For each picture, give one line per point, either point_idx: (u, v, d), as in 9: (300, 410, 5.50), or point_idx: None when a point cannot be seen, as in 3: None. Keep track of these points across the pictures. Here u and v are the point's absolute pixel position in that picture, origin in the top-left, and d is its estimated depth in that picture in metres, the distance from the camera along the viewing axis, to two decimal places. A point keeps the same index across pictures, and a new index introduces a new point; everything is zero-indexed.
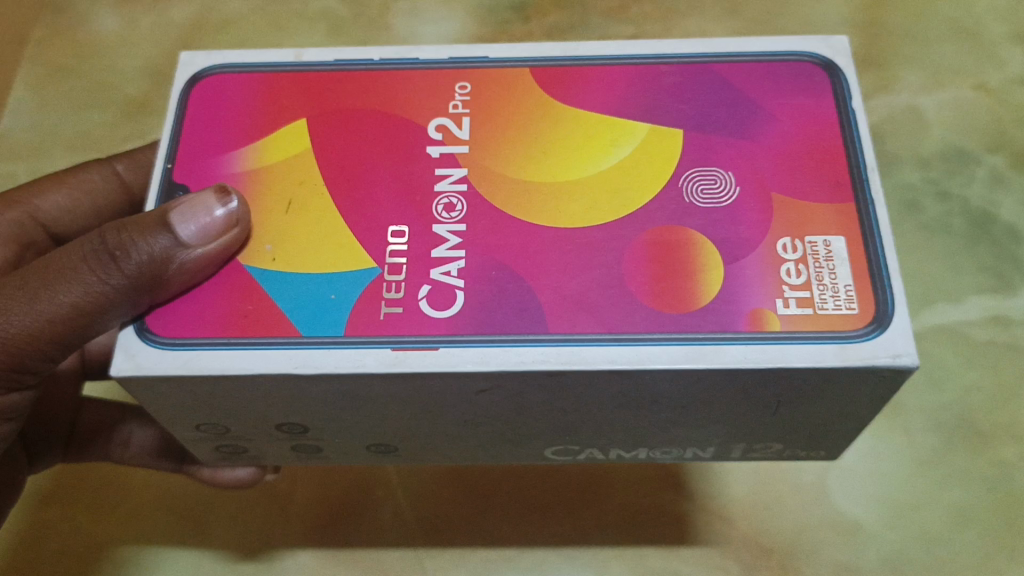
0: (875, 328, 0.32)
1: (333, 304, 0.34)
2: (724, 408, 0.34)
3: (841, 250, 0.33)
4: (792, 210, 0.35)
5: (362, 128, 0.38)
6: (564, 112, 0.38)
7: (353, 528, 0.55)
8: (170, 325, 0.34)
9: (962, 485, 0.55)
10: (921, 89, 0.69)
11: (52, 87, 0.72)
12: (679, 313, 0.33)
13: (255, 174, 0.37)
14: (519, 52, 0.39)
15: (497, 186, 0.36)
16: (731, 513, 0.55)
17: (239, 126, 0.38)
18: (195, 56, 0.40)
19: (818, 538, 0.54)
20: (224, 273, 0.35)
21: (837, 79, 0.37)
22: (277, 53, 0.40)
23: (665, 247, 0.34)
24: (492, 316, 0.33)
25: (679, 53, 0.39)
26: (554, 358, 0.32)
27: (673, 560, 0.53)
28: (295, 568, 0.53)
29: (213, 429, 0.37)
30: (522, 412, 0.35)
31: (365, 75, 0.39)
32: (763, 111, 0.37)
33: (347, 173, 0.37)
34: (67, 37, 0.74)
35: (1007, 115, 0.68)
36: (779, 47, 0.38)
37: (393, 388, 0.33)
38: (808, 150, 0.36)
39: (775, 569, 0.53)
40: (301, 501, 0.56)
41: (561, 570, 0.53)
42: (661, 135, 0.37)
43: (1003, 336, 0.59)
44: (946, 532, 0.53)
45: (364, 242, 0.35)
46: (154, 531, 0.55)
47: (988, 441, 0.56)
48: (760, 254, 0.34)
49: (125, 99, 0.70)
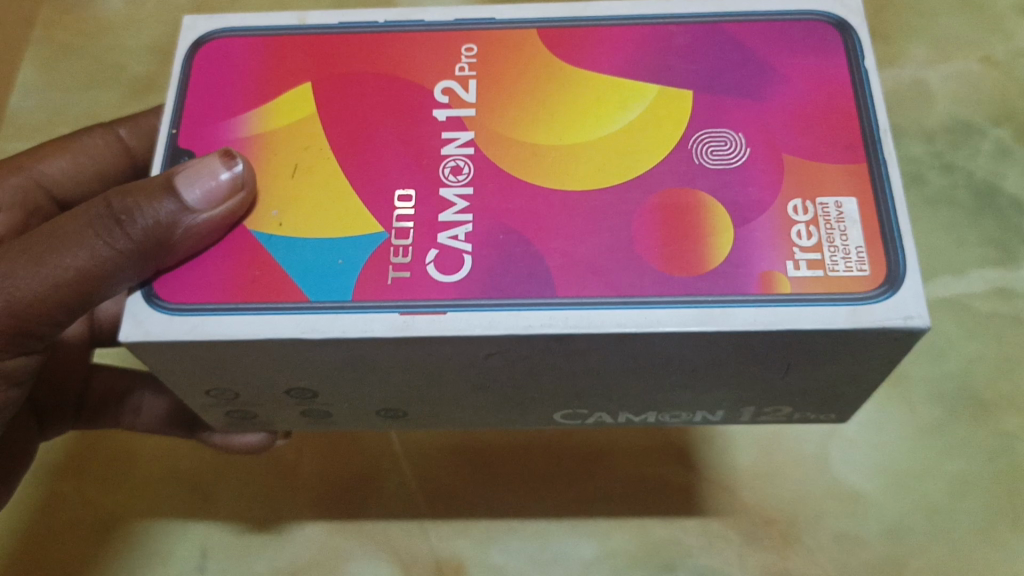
0: (886, 289, 0.32)
1: (340, 267, 0.34)
2: (734, 371, 0.34)
3: (852, 212, 0.33)
4: (803, 171, 0.34)
5: (370, 92, 0.37)
6: (572, 74, 0.38)
7: (359, 499, 0.56)
8: (178, 291, 0.34)
9: (964, 456, 0.57)
10: (926, 62, 0.72)
11: (58, 65, 0.71)
12: (690, 273, 0.33)
13: (260, 141, 0.37)
14: (526, 14, 0.39)
15: (506, 150, 0.36)
16: (732, 483, 0.57)
17: (243, 91, 0.38)
18: (198, 20, 0.40)
19: (819, 508, 0.56)
20: (231, 240, 0.35)
21: (849, 38, 0.37)
22: (281, 16, 0.39)
23: (676, 209, 0.34)
24: (502, 280, 0.33)
25: (689, 12, 0.38)
26: (564, 321, 0.32)
27: (676, 530, 0.55)
28: (303, 540, 0.55)
29: (223, 394, 0.37)
30: (534, 378, 0.35)
31: (372, 37, 0.39)
32: (774, 69, 0.37)
33: (355, 137, 0.36)
34: (73, 14, 0.74)
35: (1013, 87, 0.70)
36: (790, 6, 0.38)
37: (404, 353, 0.33)
38: (821, 111, 0.36)
39: (776, 538, 0.55)
40: (307, 473, 0.57)
41: (563, 538, 0.55)
42: (670, 97, 0.36)
43: (1007, 307, 0.62)
44: (949, 502, 0.55)
45: (371, 207, 0.35)
46: (163, 502, 0.57)
47: (991, 411, 0.58)
48: (769, 216, 0.34)
49: (131, 78, 0.70)
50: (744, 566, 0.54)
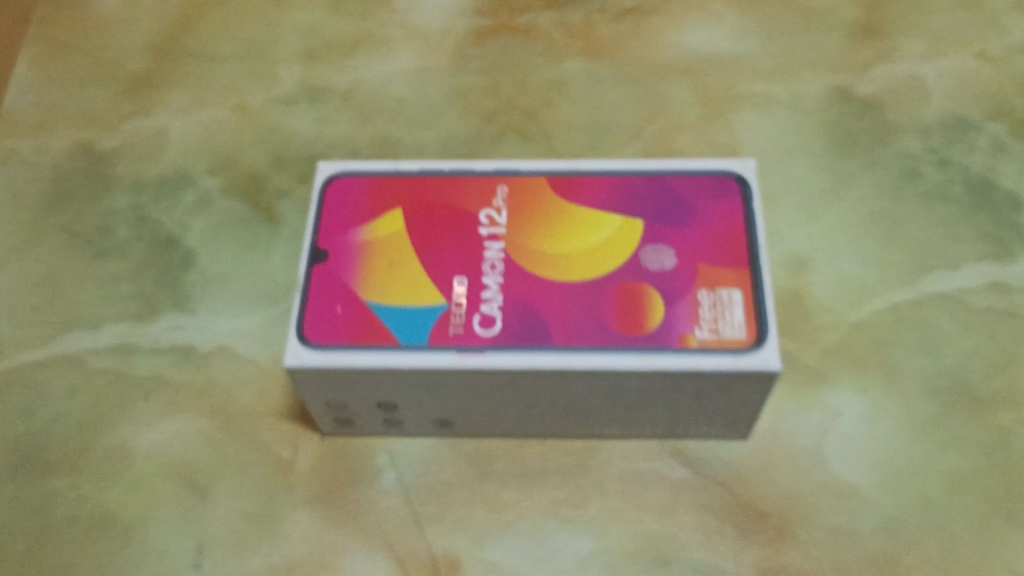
0: (755, 346, 0.50)
1: (421, 325, 0.52)
2: (666, 394, 0.53)
3: (737, 298, 0.52)
4: (708, 274, 0.53)
5: (438, 217, 0.56)
6: (565, 212, 0.56)
7: (354, 495, 0.57)
8: (320, 333, 0.52)
9: (959, 449, 0.57)
10: (922, 58, 0.73)
11: (54, 62, 0.76)
12: (637, 338, 0.51)
13: (366, 266, 0.54)
14: (542, 167, 0.58)
15: (526, 256, 0.54)
16: (727, 478, 0.57)
17: (359, 212, 0.57)
18: (330, 165, 0.58)
19: (814, 503, 0.56)
20: (358, 298, 0.54)
21: (746, 189, 0.56)
22: (382, 162, 0.58)
23: (633, 295, 0.53)
24: (520, 334, 0.52)
25: (641, 170, 0.57)
26: (558, 360, 0.51)
27: (671, 524, 0.56)
28: (299, 533, 0.56)
29: (336, 403, 0.55)
30: (540, 396, 0.54)
31: (441, 181, 0.58)
32: (697, 210, 0.55)
33: (426, 248, 0.55)
34: (70, 14, 0.78)
35: (1008, 83, 0.71)
36: (712, 164, 0.57)
37: (460, 377, 0.52)
38: (725, 232, 0.54)
39: (770, 532, 0.55)
40: (303, 469, 0.58)
41: (559, 534, 0.56)
42: (629, 224, 0.55)
43: (1003, 303, 0.62)
44: (944, 496, 0.56)
45: (438, 286, 0.54)
46: (160, 496, 0.58)
47: (987, 406, 0.58)
48: (687, 301, 0.52)
49: (128, 75, 0.75)
50: (738, 561, 0.55)
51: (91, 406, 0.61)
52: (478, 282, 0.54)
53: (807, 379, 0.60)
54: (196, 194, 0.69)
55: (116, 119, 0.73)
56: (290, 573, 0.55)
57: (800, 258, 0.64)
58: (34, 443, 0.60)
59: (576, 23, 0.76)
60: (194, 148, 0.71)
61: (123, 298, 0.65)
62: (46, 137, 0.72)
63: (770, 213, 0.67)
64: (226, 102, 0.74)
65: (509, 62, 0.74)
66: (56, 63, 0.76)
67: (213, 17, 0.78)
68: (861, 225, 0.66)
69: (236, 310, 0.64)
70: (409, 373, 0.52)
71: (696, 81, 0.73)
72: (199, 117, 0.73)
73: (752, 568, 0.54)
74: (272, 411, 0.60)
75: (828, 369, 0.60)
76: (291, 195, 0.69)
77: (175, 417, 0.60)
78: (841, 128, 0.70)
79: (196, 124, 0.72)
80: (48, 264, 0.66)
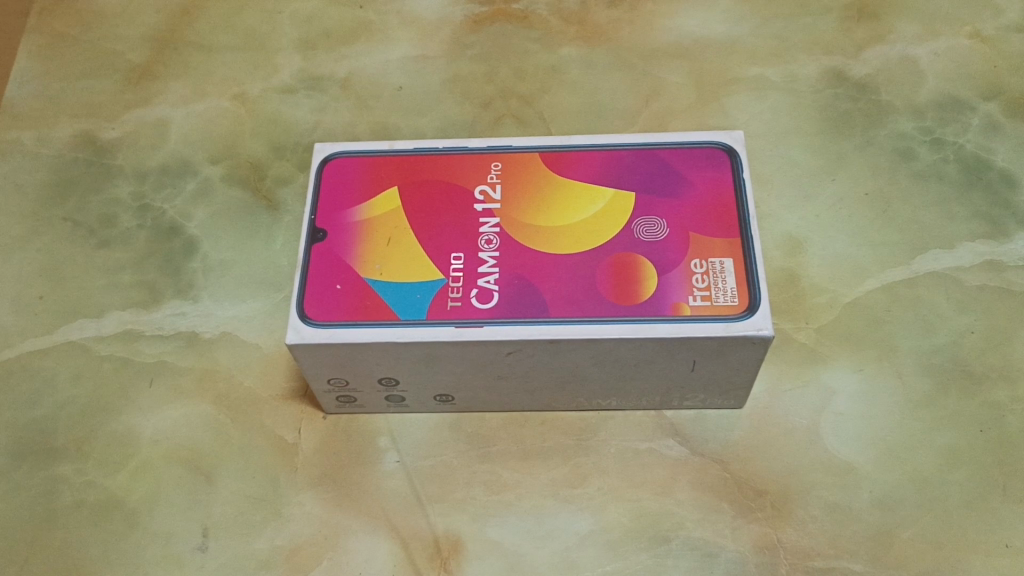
0: (748, 312, 0.51)
1: (419, 300, 0.53)
2: (662, 365, 0.54)
3: (729, 266, 0.53)
4: (700, 244, 0.54)
5: (434, 196, 0.57)
6: (558, 189, 0.57)
7: (357, 475, 0.58)
8: (320, 310, 0.53)
9: (954, 427, 0.58)
10: (915, 39, 0.73)
11: (54, 54, 0.76)
12: (631, 306, 0.52)
13: (365, 244, 0.55)
14: (534, 142, 0.59)
15: (521, 230, 0.55)
16: (725, 456, 0.58)
17: (356, 191, 0.58)
18: (325, 145, 0.59)
19: (809, 479, 0.57)
20: (358, 275, 0.54)
21: (735, 160, 0.57)
22: (376, 142, 0.60)
23: (626, 267, 0.54)
24: (517, 305, 0.53)
25: (632, 143, 0.59)
26: (554, 331, 0.52)
27: (669, 501, 0.57)
28: (302, 514, 0.57)
29: (339, 382, 0.56)
30: (537, 370, 0.55)
31: (435, 160, 0.59)
32: (688, 182, 0.57)
33: (424, 225, 0.56)
34: (69, 5, 0.79)
35: (1002, 62, 0.72)
36: (701, 137, 0.58)
37: (459, 352, 0.53)
38: (715, 204, 0.56)
39: (766, 509, 0.56)
40: (305, 451, 0.59)
41: (560, 514, 0.56)
42: (621, 198, 0.56)
43: (997, 280, 0.62)
44: (938, 471, 0.56)
45: (435, 263, 0.55)
46: (165, 480, 0.58)
47: (981, 382, 0.59)
48: (680, 270, 0.53)
49: (127, 65, 0.76)
50: (736, 538, 0.55)
51: (96, 394, 0.61)
52: (475, 259, 0.55)
53: (802, 359, 0.61)
54: (196, 183, 0.70)
55: (116, 110, 0.73)
56: (295, 553, 0.56)
57: (794, 239, 0.65)
58: (39, 431, 0.60)
59: (572, 9, 0.77)
60: (194, 138, 0.72)
61: (126, 287, 0.65)
62: (48, 128, 0.73)
63: (765, 195, 0.67)
64: (225, 91, 0.74)
65: (505, 49, 0.75)
66: (55, 54, 0.76)
67: (211, 8, 0.78)
68: (855, 206, 0.66)
69: (238, 297, 0.65)
70: (408, 347, 0.52)
71: (691, 65, 0.73)
72: (199, 107, 0.74)
73: (750, 544, 0.55)
74: (275, 395, 0.61)
75: (825, 348, 0.61)
76: (291, 183, 0.69)
77: (179, 403, 0.61)
78: (835, 109, 0.70)
79: (195, 115, 0.73)
80: (51, 254, 0.67)
